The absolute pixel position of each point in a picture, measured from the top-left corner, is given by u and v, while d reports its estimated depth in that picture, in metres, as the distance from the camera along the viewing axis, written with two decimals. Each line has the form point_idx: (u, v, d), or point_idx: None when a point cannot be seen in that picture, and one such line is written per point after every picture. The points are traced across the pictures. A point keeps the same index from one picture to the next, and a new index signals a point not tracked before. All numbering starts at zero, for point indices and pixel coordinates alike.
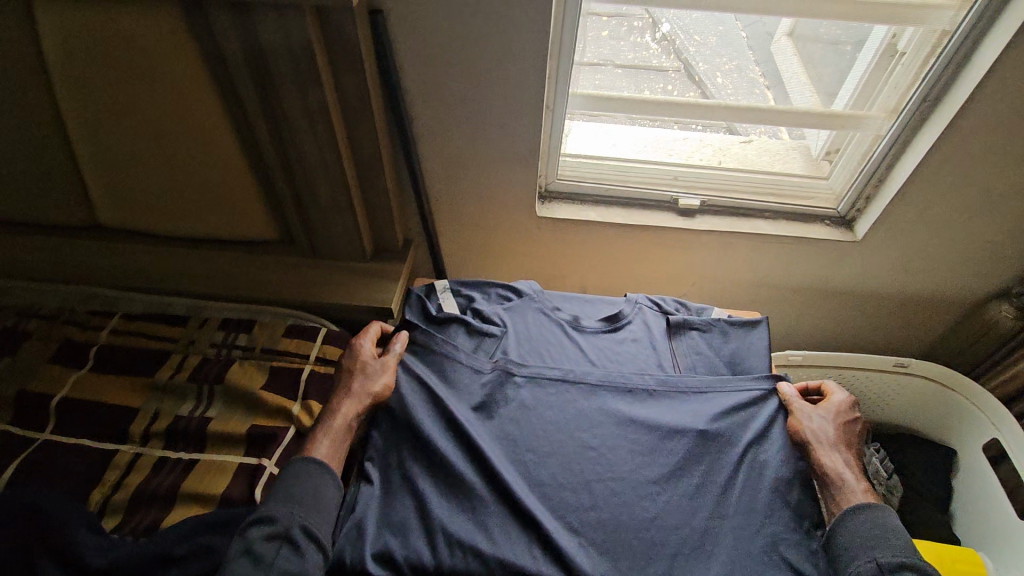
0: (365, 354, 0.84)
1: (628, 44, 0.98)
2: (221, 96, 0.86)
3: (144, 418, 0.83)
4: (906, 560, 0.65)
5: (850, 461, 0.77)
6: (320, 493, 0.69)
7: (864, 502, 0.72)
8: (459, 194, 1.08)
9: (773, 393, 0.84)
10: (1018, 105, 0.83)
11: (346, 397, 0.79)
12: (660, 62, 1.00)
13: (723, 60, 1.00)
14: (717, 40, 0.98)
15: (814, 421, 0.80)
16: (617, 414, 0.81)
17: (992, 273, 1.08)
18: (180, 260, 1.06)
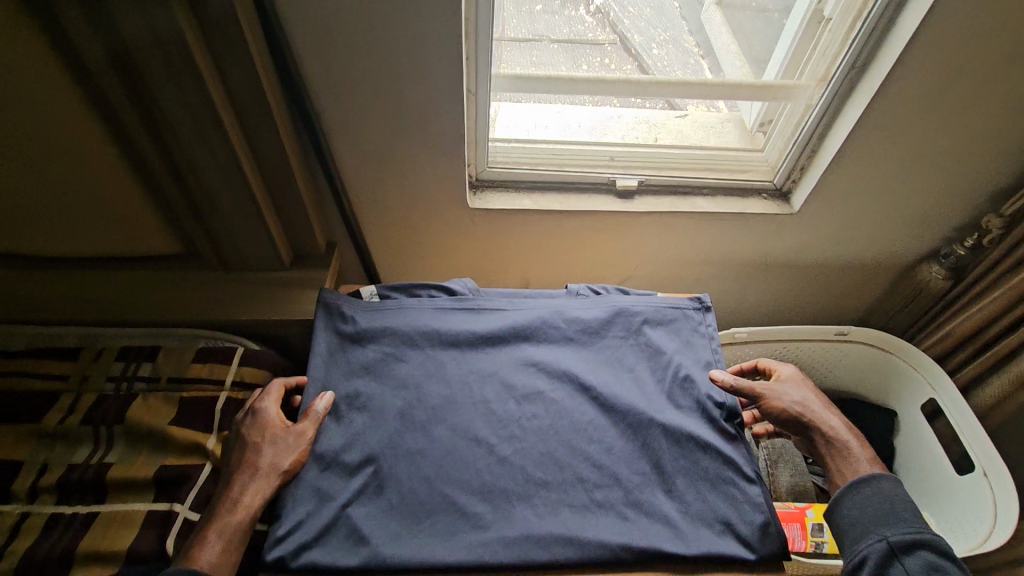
0: (269, 421, 0.71)
1: (563, 18, 0.96)
2: (88, 99, 0.73)
3: (30, 472, 0.73)
4: (918, 537, 0.60)
5: (839, 425, 0.73)
6: None
7: (868, 472, 0.67)
8: (382, 189, 1.00)
9: (690, 317, 0.85)
10: (941, 70, 0.82)
11: (248, 482, 0.65)
12: (596, 35, 0.97)
13: (658, 32, 0.99)
14: (650, 12, 0.97)
15: (788, 398, 0.76)
16: (541, 360, 0.79)
17: (922, 235, 1.09)
18: (65, 285, 0.93)
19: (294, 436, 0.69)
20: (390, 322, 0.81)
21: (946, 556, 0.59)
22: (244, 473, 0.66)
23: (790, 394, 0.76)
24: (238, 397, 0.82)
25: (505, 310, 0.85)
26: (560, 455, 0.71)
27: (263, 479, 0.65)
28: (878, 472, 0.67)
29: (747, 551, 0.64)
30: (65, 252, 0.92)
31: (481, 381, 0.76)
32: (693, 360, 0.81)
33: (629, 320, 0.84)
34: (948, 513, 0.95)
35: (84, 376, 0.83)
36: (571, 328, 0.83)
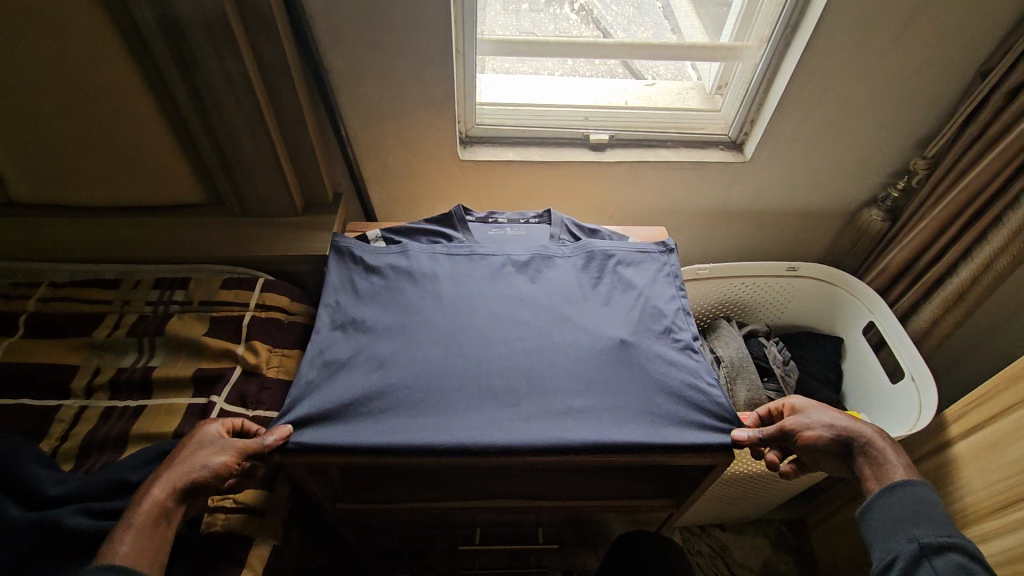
0: (210, 438, 0.69)
1: (548, 16, 1.07)
2: (133, 56, 0.86)
3: (86, 373, 0.84)
4: (952, 543, 0.61)
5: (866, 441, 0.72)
6: None
7: (903, 481, 0.67)
8: (383, 142, 1.12)
9: (660, 258, 0.96)
10: (862, 27, 0.96)
11: (175, 481, 0.64)
12: (580, 31, 1.09)
13: (641, 28, 1.09)
14: (632, 10, 1.08)
15: (811, 426, 0.74)
16: (527, 293, 0.89)
17: (863, 181, 1.24)
18: (103, 228, 1.05)
19: (232, 445, 0.68)
20: (394, 262, 0.91)
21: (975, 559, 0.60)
22: (165, 478, 0.64)
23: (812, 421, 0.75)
24: (261, 316, 0.94)
25: (496, 251, 0.95)
26: (544, 361, 0.79)
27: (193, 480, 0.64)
28: (911, 480, 0.67)
29: (708, 437, 0.72)
30: (105, 199, 1.04)
31: (474, 307, 0.86)
32: (664, 291, 0.91)
33: (605, 261, 0.95)
34: (885, 418, 1.09)
35: (125, 301, 0.95)
36: (554, 267, 0.93)
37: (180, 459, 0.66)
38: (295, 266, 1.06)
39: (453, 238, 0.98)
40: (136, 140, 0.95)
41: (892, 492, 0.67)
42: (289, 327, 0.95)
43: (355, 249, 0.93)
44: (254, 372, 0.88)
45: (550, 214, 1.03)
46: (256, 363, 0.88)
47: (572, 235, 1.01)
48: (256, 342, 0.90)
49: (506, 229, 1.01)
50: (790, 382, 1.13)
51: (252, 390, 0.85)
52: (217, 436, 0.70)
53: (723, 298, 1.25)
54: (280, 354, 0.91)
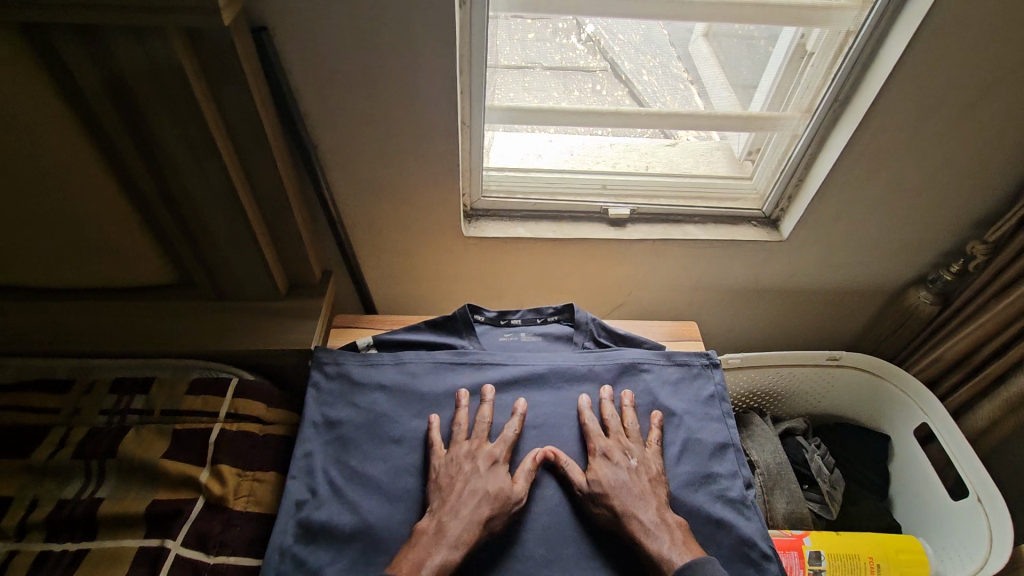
0: (463, 447, 0.71)
1: (553, 45, 0.91)
2: (88, 129, 0.75)
3: (19, 508, 0.72)
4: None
5: (663, 507, 0.67)
6: None
7: (685, 562, 0.61)
8: (378, 217, 1.00)
9: (702, 375, 0.83)
10: (920, 102, 0.85)
11: (455, 503, 0.64)
12: (587, 62, 0.94)
13: (648, 58, 0.96)
14: (639, 39, 0.93)
15: (620, 469, 0.69)
16: (544, 425, 0.77)
17: (911, 260, 1.11)
18: (60, 314, 0.93)
19: (482, 456, 0.69)
20: (388, 378, 0.79)
21: None
22: (436, 506, 0.65)
23: (631, 462, 0.71)
24: (232, 429, 0.81)
25: (510, 365, 0.82)
26: (565, 530, 0.67)
27: (471, 500, 0.64)
28: (699, 562, 0.60)
29: None
30: (62, 283, 0.93)
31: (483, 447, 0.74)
32: (704, 422, 0.78)
33: (636, 379, 0.82)
34: (943, 539, 0.95)
35: (76, 409, 0.82)
36: (577, 389, 0.81)
37: (444, 478, 0.68)
38: (275, 359, 0.94)
39: (458, 346, 0.85)
40: (98, 221, 0.84)
41: (669, 572, 0.61)
42: (263, 441, 0.81)
43: (342, 362, 0.80)
44: (219, 504, 0.75)
45: (571, 308, 0.89)
46: (221, 495, 0.75)
47: (596, 342, 0.88)
48: (224, 466, 0.77)
49: (519, 332, 0.88)
50: (836, 497, 0.99)
51: (216, 528, 0.72)
52: (481, 444, 0.71)
53: (756, 389, 1.12)
54: (251, 479, 0.77)
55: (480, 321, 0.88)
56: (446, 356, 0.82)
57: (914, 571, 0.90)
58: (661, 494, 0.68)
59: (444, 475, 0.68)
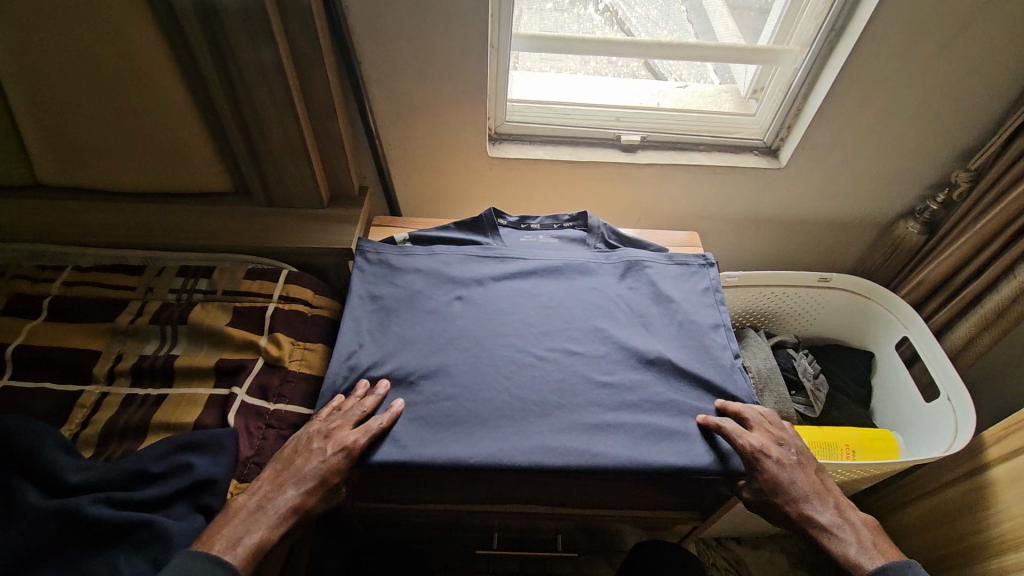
0: (330, 423, 0.71)
1: (571, 17, 1.05)
2: (165, 38, 0.84)
3: (108, 359, 0.84)
4: None
5: (839, 505, 0.69)
6: None
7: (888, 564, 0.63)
8: (411, 135, 1.10)
9: (701, 272, 0.93)
10: (912, 33, 0.93)
11: (288, 477, 0.66)
12: (605, 32, 1.06)
13: (664, 33, 1.06)
14: (659, 14, 1.04)
15: (786, 467, 0.70)
16: (560, 305, 0.87)
17: (902, 191, 1.20)
18: (125, 213, 1.04)
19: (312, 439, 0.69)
20: (422, 265, 0.90)
21: None
22: (275, 482, 0.66)
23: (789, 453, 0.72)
24: (285, 308, 0.93)
25: (531, 259, 0.93)
26: (575, 382, 0.78)
27: (297, 476, 0.66)
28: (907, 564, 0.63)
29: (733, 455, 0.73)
30: (130, 185, 1.04)
31: (507, 320, 0.84)
32: (701, 308, 0.89)
33: (640, 273, 0.92)
34: (915, 436, 1.06)
35: (149, 287, 0.94)
36: (590, 280, 0.91)
37: (300, 456, 0.68)
38: (318, 257, 1.05)
39: (483, 244, 0.96)
40: (167, 126, 0.95)
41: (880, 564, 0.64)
42: (311, 320, 0.93)
43: (382, 251, 0.91)
44: (276, 364, 0.86)
45: (586, 215, 1.00)
46: (278, 356, 0.86)
47: (606, 243, 0.98)
48: (279, 335, 0.89)
49: (538, 235, 0.99)
50: (819, 397, 1.09)
51: (275, 382, 0.84)
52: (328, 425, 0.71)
53: (751, 307, 1.22)
54: (302, 347, 0.89)
55: (503, 224, 1.00)
56: (473, 250, 0.93)
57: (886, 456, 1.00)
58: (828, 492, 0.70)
59: (291, 454, 0.69)
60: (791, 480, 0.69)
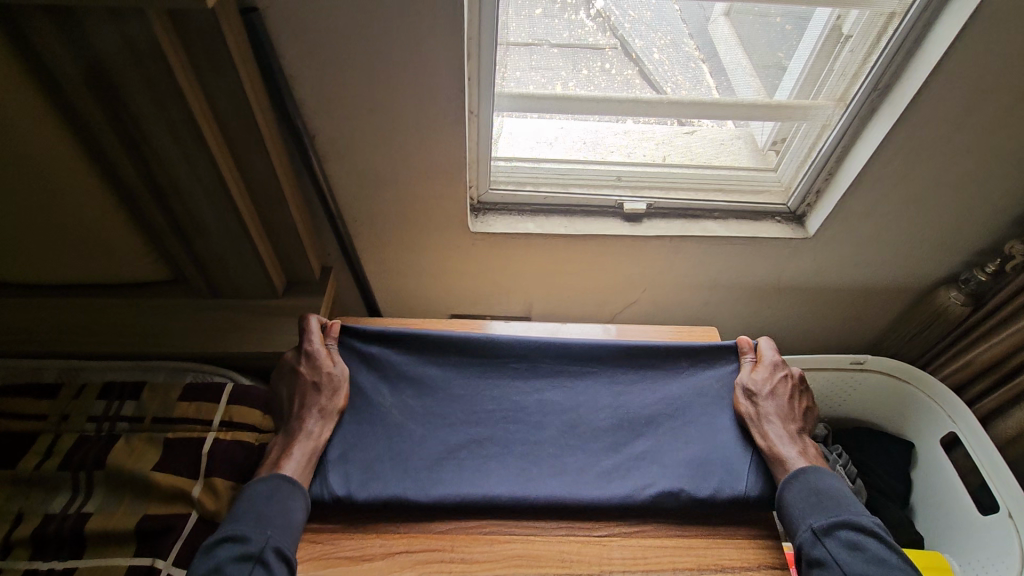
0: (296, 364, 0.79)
1: (563, 22, 0.80)
2: (61, 120, 0.66)
3: (4, 523, 0.68)
4: (840, 520, 0.65)
5: (796, 426, 0.77)
6: (293, 511, 0.65)
7: (800, 469, 0.70)
8: (378, 210, 0.94)
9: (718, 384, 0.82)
10: (970, 97, 0.78)
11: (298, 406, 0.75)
12: (595, 40, 0.83)
13: (658, 35, 0.83)
14: (652, 15, 0.80)
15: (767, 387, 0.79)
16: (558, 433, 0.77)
17: (942, 258, 1.05)
18: (42, 312, 0.87)
19: (315, 390, 0.76)
20: (398, 410, 0.77)
21: (867, 532, 0.64)
22: (318, 431, 0.73)
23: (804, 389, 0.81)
24: (226, 439, 0.78)
25: (542, 387, 0.82)
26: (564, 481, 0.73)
27: (302, 401, 0.75)
28: (811, 469, 0.70)
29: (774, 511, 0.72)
30: (42, 279, 0.86)
31: (502, 476, 0.72)
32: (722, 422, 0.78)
33: (645, 388, 0.82)
34: (972, 555, 0.91)
35: (64, 416, 0.78)
36: (610, 407, 0.80)
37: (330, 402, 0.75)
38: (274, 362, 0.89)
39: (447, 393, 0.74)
40: (82, 221, 0.77)
41: (790, 471, 0.71)
42: (259, 452, 0.79)
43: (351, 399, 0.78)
44: (213, 517, 0.72)
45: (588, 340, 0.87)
46: (216, 510, 0.72)
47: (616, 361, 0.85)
48: (218, 479, 0.74)
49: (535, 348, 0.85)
50: None
51: None
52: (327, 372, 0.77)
53: None
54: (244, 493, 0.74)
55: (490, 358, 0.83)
56: (478, 376, 0.82)
57: None
58: (802, 421, 0.78)
59: (304, 388, 0.76)
60: (771, 396, 0.78)
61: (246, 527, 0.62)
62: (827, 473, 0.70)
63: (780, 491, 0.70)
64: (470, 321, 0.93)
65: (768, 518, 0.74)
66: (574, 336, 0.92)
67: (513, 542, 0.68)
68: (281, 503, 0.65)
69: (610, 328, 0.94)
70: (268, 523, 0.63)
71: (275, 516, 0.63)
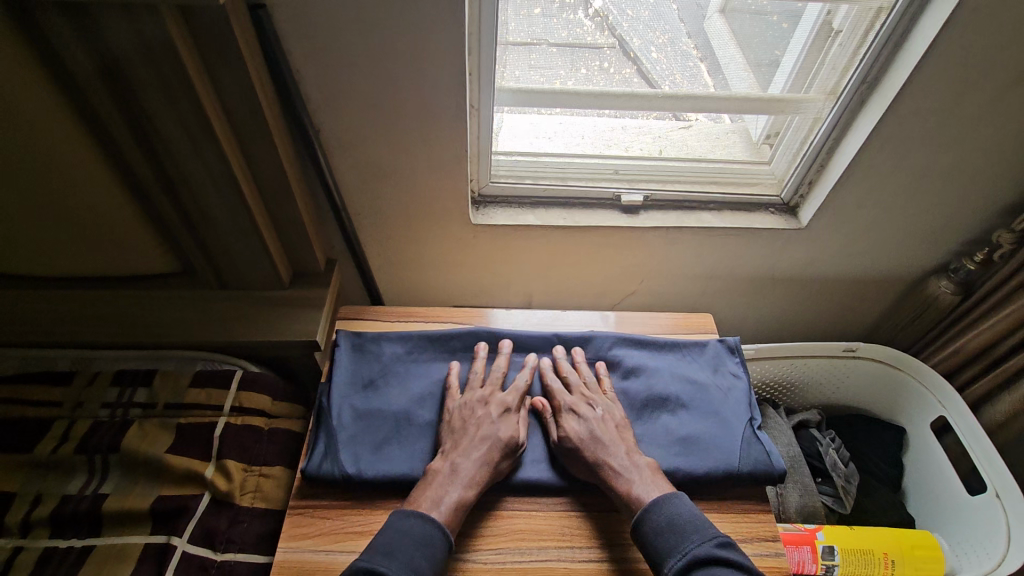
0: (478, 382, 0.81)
1: (561, 22, 0.83)
2: (76, 115, 0.69)
3: (22, 504, 0.71)
4: (689, 557, 0.61)
5: (630, 450, 0.73)
6: (433, 546, 0.62)
7: (654, 501, 0.67)
8: (382, 203, 0.97)
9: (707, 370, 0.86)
10: (955, 89, 0.81)
11: (466, 441, 0.72)
12: (595, 39, 0.86)
13: (656, 34, 0.85)
14: (649, 13, 0.83)
15: (586, 417, 0.76)
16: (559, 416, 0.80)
17: (932, 248, 1.08)
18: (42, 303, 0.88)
19: (495, 403, 0.77)
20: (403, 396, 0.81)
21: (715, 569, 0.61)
22: (450, 444, 0.72)
23: (594, 409, 0.77)
24: (237, 423, 0.81)
25: (541, 372, 0.86)
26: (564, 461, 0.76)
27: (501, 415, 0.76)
28: (659, 502, 0.66)
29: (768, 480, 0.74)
30: (53, 273, 0.89)
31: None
32: (713, 407, 0.82)
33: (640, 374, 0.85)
34: (961, 536, 0.94)
35: (78, 402, 0.81)
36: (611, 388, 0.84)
37: (458, 419, 0.75)
38: (280, 351, 0.92)
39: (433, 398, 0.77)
40: (95, 213, 0.79)
41: (637, 512, 0.67)
42: (269, 437, 0.82)
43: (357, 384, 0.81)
44: (225, 499, 0.75)
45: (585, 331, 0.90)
46: (228, 491, 0.75)
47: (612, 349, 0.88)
48: (230, 462, 0.77)
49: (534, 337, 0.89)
50: (851, 491, 0.98)
51: (221, 525, 0.73)
52: (496, 392, 0.79)
53: (770, 379, 1.10)
54: (257, 475, 0.78)
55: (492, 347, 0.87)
56: (480, 363, 0.86)
57: (929, 565, 0.89)
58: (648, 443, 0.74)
59: (481, 405, 0.77)
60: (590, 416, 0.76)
61: (375, 559, 0.59)
62: (681, 500, 0.67)
63: (640, 518, 0.66)
64: (470, 310, 0.95)
65: (762, 496, 0.76)
66: (572, 324, 0.94)
67: (515, 516, 0.71)
68: (421, 541, 0.62)
69: (608, 316, 0.96)
70: (411, 565, 0.59)
71: (418, 559, 0.60)
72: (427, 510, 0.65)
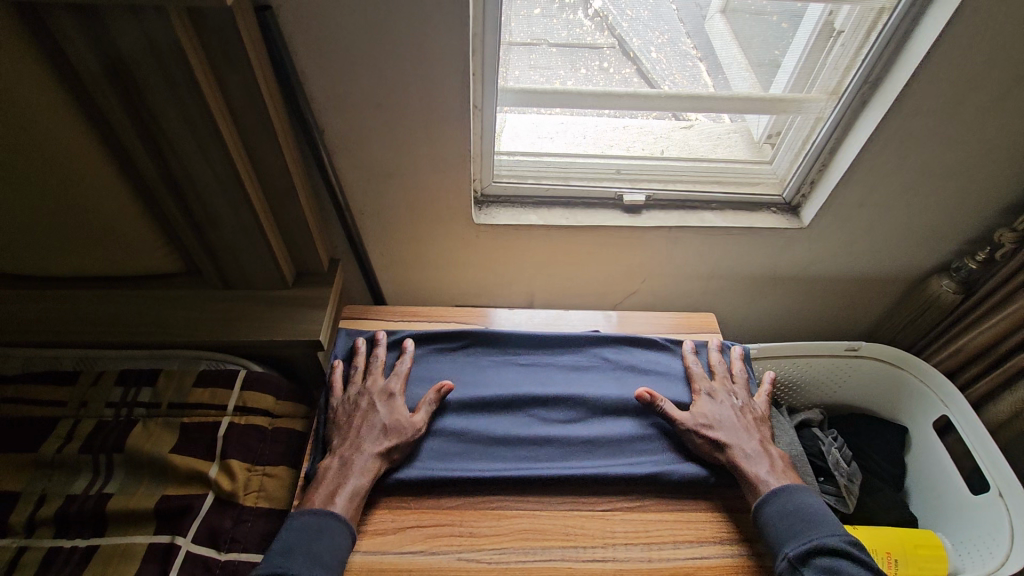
0: (356, 378, 0.81)
1: (561, 22, 0.84)
2: (82, 116, 0.69)
3: (27, 504, 0.71)
4: (814, 544, 0.64)
5: (764, 440, 0.77)
6: (335, 545, 0.63)
7: (784, 488, 0.70)
8: (385, 203, 0.97)
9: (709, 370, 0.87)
10: (958, 88, 0.81)
11: (354, 431, 0.73)
12: (594, 39, 0.86)
13: (657, 34, 0.86)
14: (649, 14, 0.83)
15: (722, 404, 0.79)
16: (563, 416, 0.80)
17: (934, 247, 1.08)
18: (49, 303, 0.88)
19: (377, 393, 0.78)
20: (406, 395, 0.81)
21: (838, 557, 0.63)
22: (339, 439, 0.73)
23: (728, 398, 0.81)
24: (241, 423, 0.81)
25: (551, 372, 0.86)
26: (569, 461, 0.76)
27: (367, 407, 0.76)
28: (793, 486, 0.70)
29: None
30: (57, 273, 0.89)
31: (509, 455, 0.76)
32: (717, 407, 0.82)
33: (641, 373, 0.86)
34: (964, 535, 0.94)
35: (83, 402, 0.81)
36: (620, 388, 0.84)
37: (344, 416, 0.76)
38: (284, 351, 0.92)
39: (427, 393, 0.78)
40: (101, 212, 0.80)
41: (761, 495, 0.70)
42: (273, 436, 0.82)
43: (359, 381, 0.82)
44: (229, 498, 0.75)
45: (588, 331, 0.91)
46: (232, 490, 0.75)
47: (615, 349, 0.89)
48: (234, 462, 0.77)
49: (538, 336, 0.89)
50: (853, 490, 0.98)
51: (226, 524, 0.73)
52: (375, 382, 0.80)
53: (772, 379, 1.10)
54: (261, 474, 0.78)
55: (497, 348, 0.87)
56: (490, 363, 0.86)
57: (932, 564, 0.89)
58: (765, 434, 0.78)
59: (342, 405, 0.77)
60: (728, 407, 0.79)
61: (279, 561, 0.61)
62: (810, 491, 0.70)
63: (762, 501, 0.69)
64: (474, 310, 0.96)
65: None
66: (575, 324, 0.95)
67: (519, 517, 0.71)
68: (324, 539, 0.63)
69: (611, 315, 0.96)
70: (317, 561, 0.61)
71: (324, 553, 0.62)
72: (320, 503, 0.67)
